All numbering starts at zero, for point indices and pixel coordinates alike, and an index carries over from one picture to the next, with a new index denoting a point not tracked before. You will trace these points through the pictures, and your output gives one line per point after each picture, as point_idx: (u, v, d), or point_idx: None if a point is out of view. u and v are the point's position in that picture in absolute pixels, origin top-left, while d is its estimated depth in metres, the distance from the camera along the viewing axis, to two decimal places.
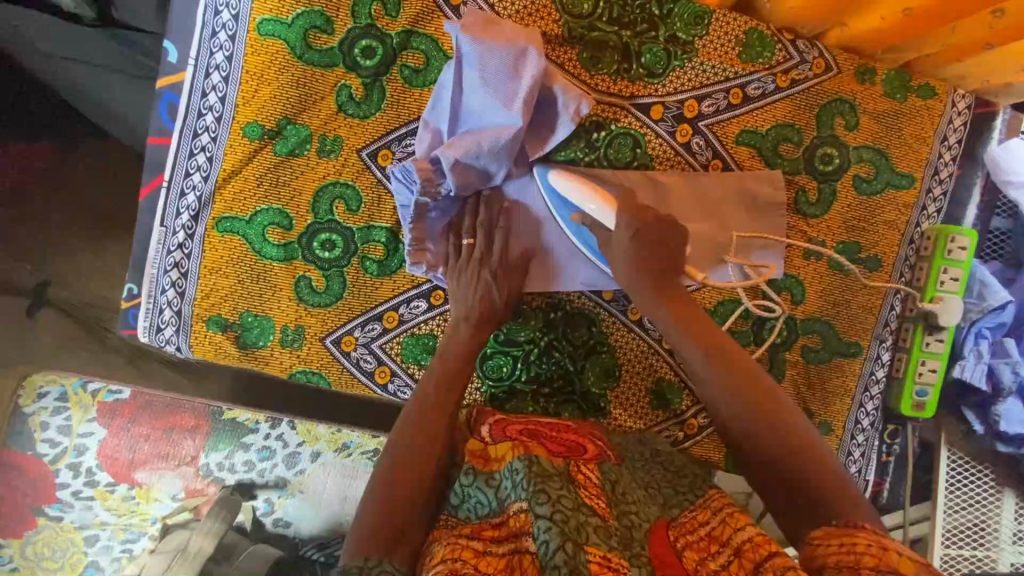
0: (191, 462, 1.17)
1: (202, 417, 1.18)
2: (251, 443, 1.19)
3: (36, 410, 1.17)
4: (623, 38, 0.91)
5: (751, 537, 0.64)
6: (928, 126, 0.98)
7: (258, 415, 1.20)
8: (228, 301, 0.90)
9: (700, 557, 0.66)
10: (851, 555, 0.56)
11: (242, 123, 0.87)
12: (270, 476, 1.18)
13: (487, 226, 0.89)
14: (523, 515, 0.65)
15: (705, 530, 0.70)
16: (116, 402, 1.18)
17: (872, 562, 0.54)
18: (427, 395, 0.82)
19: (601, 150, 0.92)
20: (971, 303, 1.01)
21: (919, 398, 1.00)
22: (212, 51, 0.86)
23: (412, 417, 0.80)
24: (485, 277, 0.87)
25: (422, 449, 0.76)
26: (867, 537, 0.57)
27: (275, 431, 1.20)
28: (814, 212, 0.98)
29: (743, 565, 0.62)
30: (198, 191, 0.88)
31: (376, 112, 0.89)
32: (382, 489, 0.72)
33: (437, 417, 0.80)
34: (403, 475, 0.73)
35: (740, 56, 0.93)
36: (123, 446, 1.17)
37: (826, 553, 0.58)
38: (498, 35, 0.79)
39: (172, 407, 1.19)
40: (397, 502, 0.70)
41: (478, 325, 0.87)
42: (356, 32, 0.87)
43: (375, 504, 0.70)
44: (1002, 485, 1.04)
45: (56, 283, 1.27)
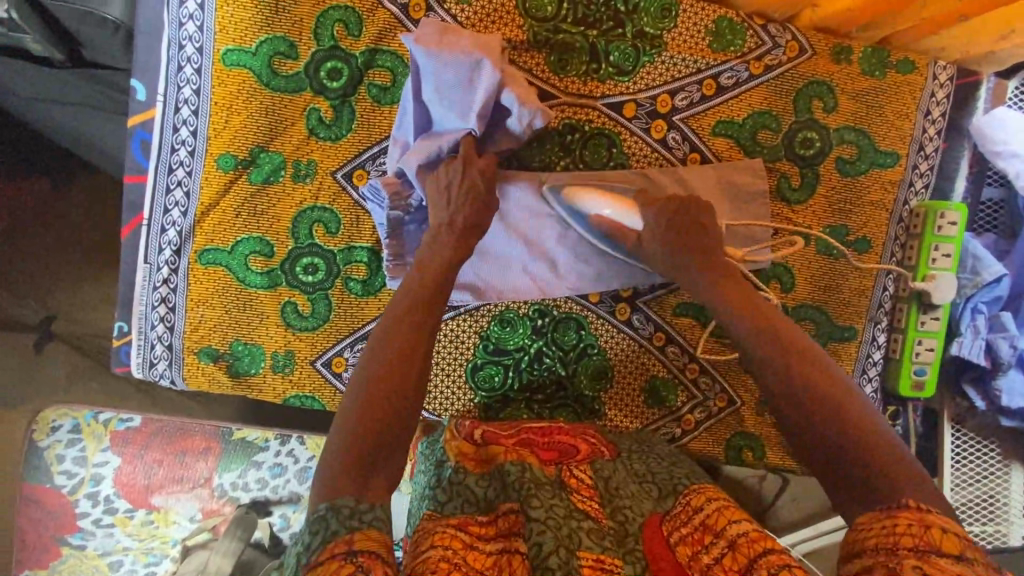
0: (205, 483, 1.20)
1: (213, 439, 1.20)
2: (262, 460, 1.21)
3: (51, 444, 1.18)
4: (590, 38, 0.90)
5: (746, 532, 0.64)
6: (910, 102, 0.96)
7: (268, 433, 1.21)
8: (218, 332, 0.91)
9: (694, 551, 0.66)
10: (891, 537, 0.55)
11: (215, 156, 0.88)
12: (283, 492, 1.21)
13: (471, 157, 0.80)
14: (512, 518, 0.69)
15: (699, 518, 0.69)
16: (128, 431, 1.19)
17: (911, 542, 0.53)
18: (398, 324, 0.72)
19: (575, 153, 0.92)
20: (965, 279, 1.00)
21: (917, 377, 0.99)
22: (180, 86, 0.86)
23: (385, 342, 0.71)
24: (471, 175, 0.80)
25: (397, 382, 0.67)
26: (910, 515, 0.55)
27: (285, 447, 1.22)
28: (797, 197, 0.97)
29: (737, 559, 0.62)
30: (178, 226, 0.89)
31: (347, 133, 0.89)
32: (351, 421, 0.64)
33: (412, 347, 0.71)
34: (374, 407, 0.65)
35: (710, 46, 0.92)
36: (139, 472, 1.19)
37: (865, 538, 0.56)
38: (453, 45, 0.79)
39: (183, 432, 1.20)
40: (370, 435, 0.63)
41: (462, 235, 0.79)
42: (321, 55, 0.87)
43: (346, 435, 0.63)
44: (1010, 459, 1.02)
45: (61, 316, 1.28)
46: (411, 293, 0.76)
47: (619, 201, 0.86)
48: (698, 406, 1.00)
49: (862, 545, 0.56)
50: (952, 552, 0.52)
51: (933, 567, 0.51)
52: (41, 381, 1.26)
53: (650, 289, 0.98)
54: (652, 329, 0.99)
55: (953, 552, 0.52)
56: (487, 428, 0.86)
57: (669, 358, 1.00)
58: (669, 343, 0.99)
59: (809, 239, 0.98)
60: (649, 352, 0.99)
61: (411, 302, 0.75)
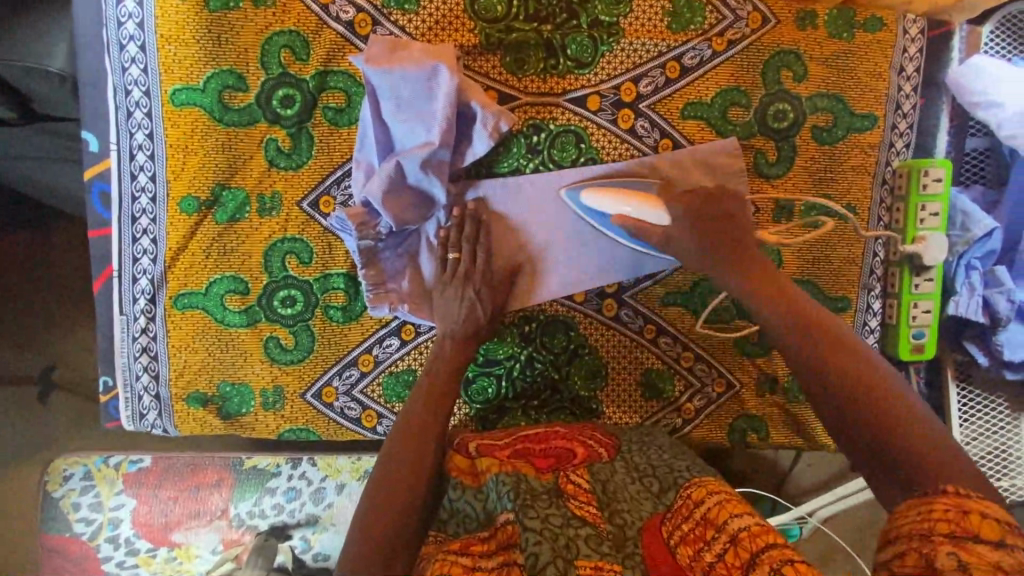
0: (223, 515, 1.18)
1: (224, 470, 1.19)
2: (276, 486, 1.20)
3: (66, 493, 1.17)
4: (544, 33, 0.87)
5: (748, 525, 0.63)
6: (882, 60, 0.93)
7: (278, 458, 1.21)
8: (203, 376, 0.90)
9: (696, 550, 0.64)
10: (924, 523, 0.54)
11: (177, 199, 0.86)
12: (301, 514, 1.19)
13: (471, 239, 0.84)
14: (510, 528, 0.67)
15: (700, 512, 0.67)
16: (140, 472, 1.19)
17: (948, 528, 0.53)
18: (411, 416, 0.78)
19: (543, 153, 0.89)
20: (955, 236, 0.97)
21: (916, 340, 0.97)
22: (132, 132, 0.85)
23: (399, 435, 0.76)
24: (470, 294, 0.83)
25: (413, 473, 0.72)
26: (947, 501, 0.55)
27: (297, 471, 1.21)
28: (775, 172, 0.94)
29: (739, 553, 0.61)
30: (149, 273, 0.88)
31: (308, 159, 0.87)
32: (367, 511, 0.69)
33: (421, 441, 0.75)
34: (389, 497, 0.70)
35: (669, 27, 0.89)
36: (156, 511, 1.17)
37: (902, 522, 0.56)
38: (404, 58, 0.78)
39: (193, 466, 1.20)
40: (385, 524, 0.67)
41: (463, 342, 0.84)
42: (271, 83, 0.85)
43: (367, 524, 0.68)
44: (1020, 411, 1.00)
45: (59, 365, 1.27)
46: (422, 388, 0.81)
47: (642, 200, 0.84)
48: (697, 394, 0.99)
49: (896, 532, 0.56)
50: (991, 538, 0.52)
51: (970, 554, 0.51)
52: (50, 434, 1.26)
53: (633, 282, 0.96)
54: (642, 322, 0.97)
55: (991, 539, 0.52)
56: (485, 438, 0.83)
57: (663, 349, 0.98)
58: (661, 335, 0.98)
59: (792, 213, 0.95)
60: (642, 346, 0.98)
61: (423, 391, 0.80)
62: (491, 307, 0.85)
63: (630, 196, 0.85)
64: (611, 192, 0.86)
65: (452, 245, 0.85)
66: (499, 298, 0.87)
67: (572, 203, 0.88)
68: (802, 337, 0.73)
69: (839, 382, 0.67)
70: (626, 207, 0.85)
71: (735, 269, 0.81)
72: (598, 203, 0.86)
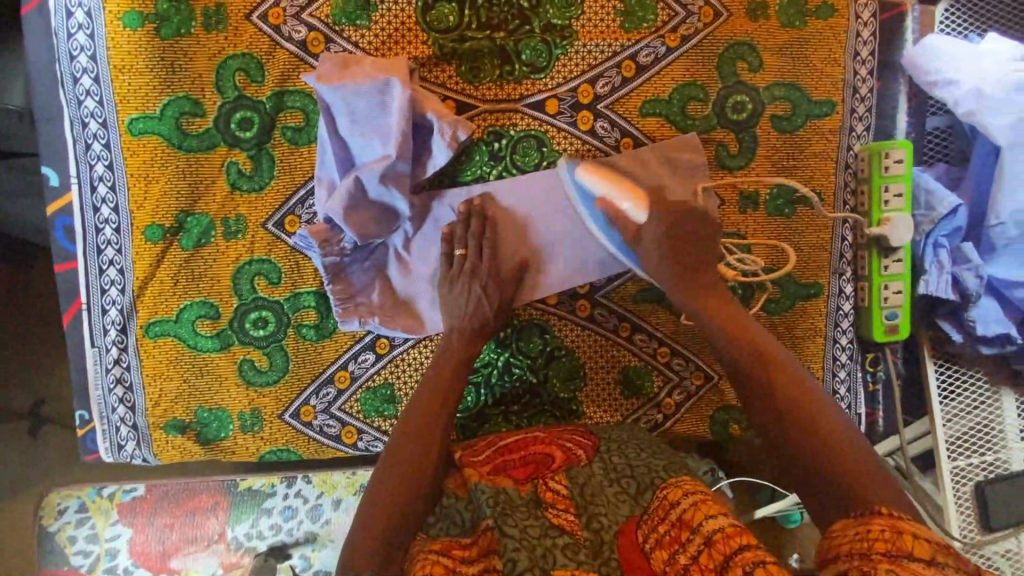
0: (220, 539, 1.13)
1: (218, 493, 1.15)
2: (272, 506, 1.15)
3: (61, 526, 1.12)
4: (497, 40, 0.87)
5: (722, 526, 0.62)
6: (835, 47, 0.94)
7: (272, 478, 1.17)
8: (180, 403, 0.90)
9: (671, 553, 0.64)
10: (863, 542, 0.55)
11: (142, 228, 0.86)
12: (299, 532, 1.14)
13: (477, 235, 0.85)
14: (489, 535, 0.68)
15: (675, 513, 0.67)
16: (135, 500, 1.14)
17: (884, 548, 0.53)
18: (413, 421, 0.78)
19: (505, 159, 0.90)
20: (921, 215, 0.97)
21: (889, 322, 0.98)
22: (92, 164, 0.85)
23: (400, 440, 0.76)
24: (477, 290, 0.83)
25: (411, 479, 0.71)
26: (882, 520, 0.55)
27: (292, 489, 1.16)
28: (737, 163, 0.94)
29: (713, 556, 0.60)
30: (118, 304, 0.88)
31: (270, 180, 0.87)
32: (365, 514, 0.69)
33: (423, 445, 0.75)
34: (385, 504, 0.69)
35: (622, 26, 0.90)
36: (152, 540, 1.12)
37: (839, 543, 0.56)
38: (357, 74, 0.79)
39: (188, 492, 1.15)
40: (384, 525, 0.67)
41: (471, 338, 0.84)
42: (228, 107, 0.85)
43: (366, 524, 0.68)
44: (998, 385, 1.01)
45: (51, 398, 1.22)
46: (424, 394, 0.80)
47: (630, 192, 0.83)
48: (675, 389, 0.99)
49: (837, 551, 0.56)
50: (924, 556, 0.52)
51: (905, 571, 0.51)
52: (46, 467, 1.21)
53: (605, 281, 0.96)
54: (616, 320, 0.97)
55: (924, 556, 0.52)
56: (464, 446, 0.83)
57: (639, 346, 0.98)
58: (636, 332, 0.98)
59: (758, 203, 0.96)
60: (618, 345, 0.98)
61: (426, 397, 0.80)
62: (497, 302, 0.85)
63: (624, 187, 0.83)
64: (605, 176, 0.84)
65: (457, 241, 0.86)
66: (507, 292, 0.86)
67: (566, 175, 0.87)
68: (758, 370, 0.73)
69: (786, 411, 0.69)
70: (613, 194, 0.83)
71: (681, 279, 0.82)
72: (589, 180, 0.84)
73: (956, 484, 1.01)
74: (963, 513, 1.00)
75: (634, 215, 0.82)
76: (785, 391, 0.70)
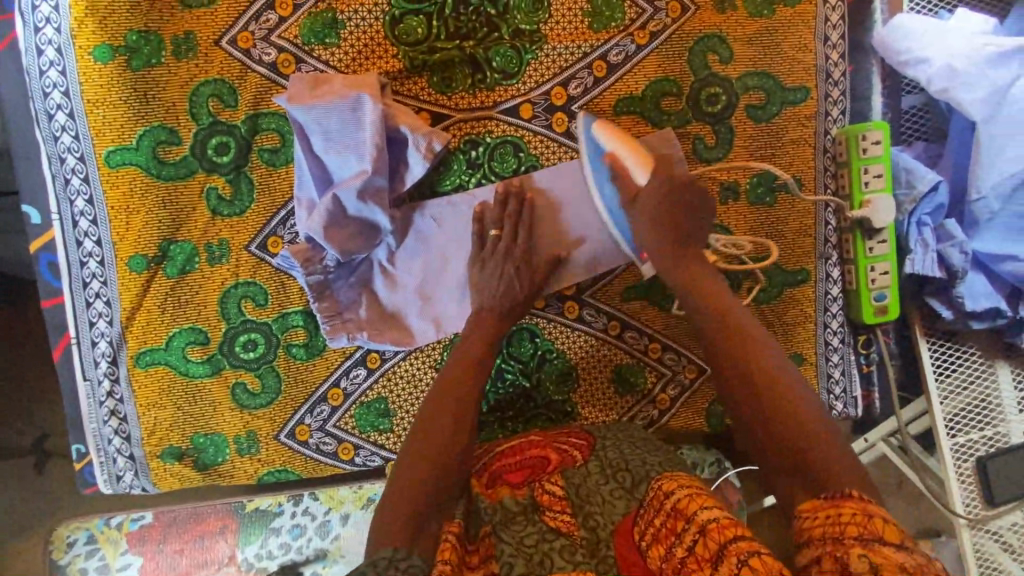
0: (231, 561, 1.10)
1: (227, 515, 1.11)
2: (281, 526, 1.11)
3: (71, 560, 1.08)
4: (467, 49, 0.88)
5: (717, 517, 0.61)
6: (805, 33, 0.94)
7: (279, 497, 1.12)
8: (175, 430, 0.90)
9: (667, 547, 0.63)
10: (837, 527, 0.54)
11: (126, 258, 0.86)
12: (309, 550, 1.10)
13: (515, 217, 0.86)
14: (488, 541, 0.68)
15: (669, 503, 0.66)
16: (143, 529, 1.10)
17: (856, 531, 0.52)
18: (439, 405, 0.74)
19: (484, 167, 0.90)
20: (902, 194, 0.98)
21: (878, 303, 0.98)
22: (72, 199, 0.85)
23: (426, 422, 0.72)
24: (510, 269, 0.84)
25: (437, 456, 0.69)
26: (853, 505, 0.55)
27: (300, 507, 1.12)
28: (715, 155, 0.95)
29: (708, 545, 0.59)
30: (107, 336, 0.88)
31: (251, 203, 0.87)
32: (393, 494, 0.65)
33: (451, 428, 0.71)
34: (414, 481, 0.66)
35: (591, 27, 0.90)
36: (164, 567, 1.09)
37: (811, 527, 0.56)
38: (328, 93, 0.80)
39: (195, 516, 1.11)
40: (415, 504, 0.64)
41: (501, 316, 0.84)
42: (204, 133, 0.85)
43: (397, 503, 0.64)
44: (993, 358, 1.01)
45: (55, 433, 1.20)
46: (447, 378, 0.78)
47: (637, 154, 0.86)
48: (669, 383, 0.99)
49: (809, 535, 0.56)
50: (894, 540, 0.51)
51: (877, 555, 0.49)
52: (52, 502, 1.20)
53: (591, 281, 0.96)
54: (605, 319, 0.97)
55: (895, 541, 0.51)
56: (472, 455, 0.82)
57: (630, 344, 0.98)
58: (626, 330, 0.98)
59: (738, 193, 0.96)
60: (609, 343, 0.98)
61: (451, 380, 0.77)
62: (528, 284, 0.86)
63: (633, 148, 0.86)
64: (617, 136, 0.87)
65: (491, 224, 0.87)
66: (538, 276, 0.87)
67: (582, 128, 0.89)
68: (727, 342, 0.73)
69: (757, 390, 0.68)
70: (623, 151, 0.86)
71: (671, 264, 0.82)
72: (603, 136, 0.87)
73: (958, 460, 1.00)
74: (966, 489, 1.00)
75: (636, 173, 0.85)
76: (759, 373, 0.69)
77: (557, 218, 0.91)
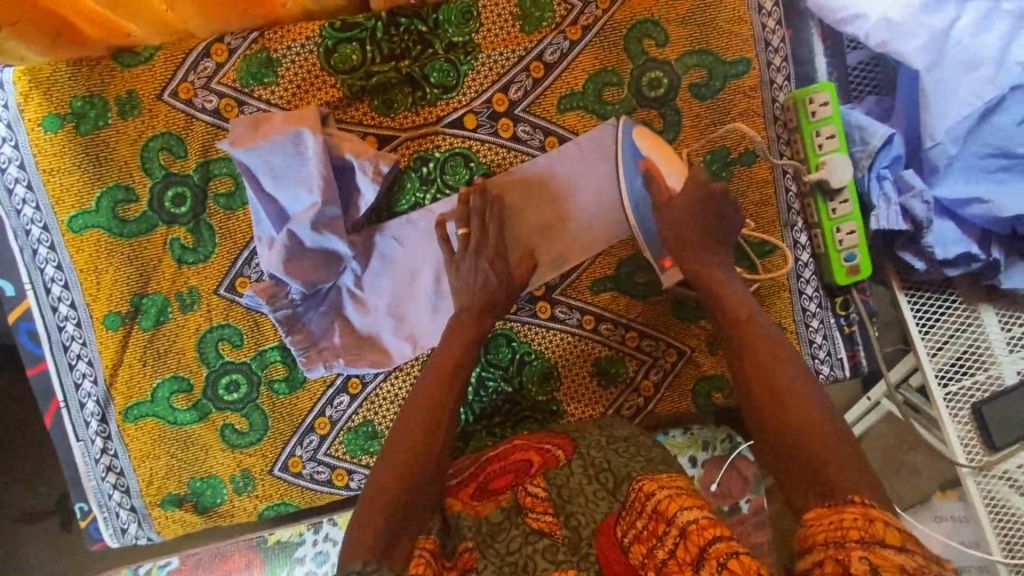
0: None
1: (249, 551, 1.04)
2: (304, 555, 1.03)
3: None
4: (403, 69, 0.89)
5: (697, 518, 0.62)
6: (738, 4, 0.94)
7: (299, 526, 1.05)
8: (172, 478, 0.92)
9: (648, 548, 0.64)
10: (839, 531, 0.54)
11: (101, 317, 0.89)
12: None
13: (481, 212, 0.85)
14: (467, 556, 0.68)
15: (650, 505, 0.67)
16: None
17: (858, 535, 0.52)
18: (410, 425, 0.74)
19: (437, 181, 0.91)
20: (858, 152, 0.97)
21: (849, 263, 0.97)
22: (42, 267, 0.87)
23: (396, 442, 0.73)
24: (484, 265, 0.83)
25: (407, 474, 0.69)
26: (856, 509, 0.55)
27: (321, 534, 1.04)
28: (665, 139, 0.95)
29: (689, 547, 0.60)
30: (94, 395, 0.90)
31: (214, 248, 0.89)
32: (364, 513, 0.66)
33: (421, 447, 0.71)
34: (386, 500, 0.66)
35: (522, 30, 0.91)
36: None
37: (816, 532, 0.55)
38: (268, 132, 0.82)
39: (220, 555, 1.05)
40: (380, 524, 0.64)
41: (478, 314, 0.82)
42: (159, 187, 0.87)
43: (365, 521, 0.65)
44: (974, 302, 1.00)
45: None
46: (417, 396, 0.77)
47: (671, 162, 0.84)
48: (652, 369, 0.99)
49: (813, 540, 0.55)
50: (896, 542, 0.50)
51: (879, 556, 0.49)
52: (74, 558, 1.21)
53: (559, 279, 0.96)
54: (579, 314, 0.98)
55: (896, 543, 0.50)
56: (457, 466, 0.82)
57: (606, 335, 0.99)
58: (601, 322, 0.98)
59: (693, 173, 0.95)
60: (586, 337, 0.98)
61: (424, 397, 0.77)
62: (506, 276, 0.84)
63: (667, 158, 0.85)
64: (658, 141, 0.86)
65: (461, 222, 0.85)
66: (518, 268, 0.86)
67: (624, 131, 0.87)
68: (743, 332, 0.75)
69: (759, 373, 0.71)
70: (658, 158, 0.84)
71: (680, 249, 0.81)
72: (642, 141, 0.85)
73: (953, 408, 0.99)
74: (964, 436, 0.99)
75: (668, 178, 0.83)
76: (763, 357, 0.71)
77: (529, 213, 0.91)
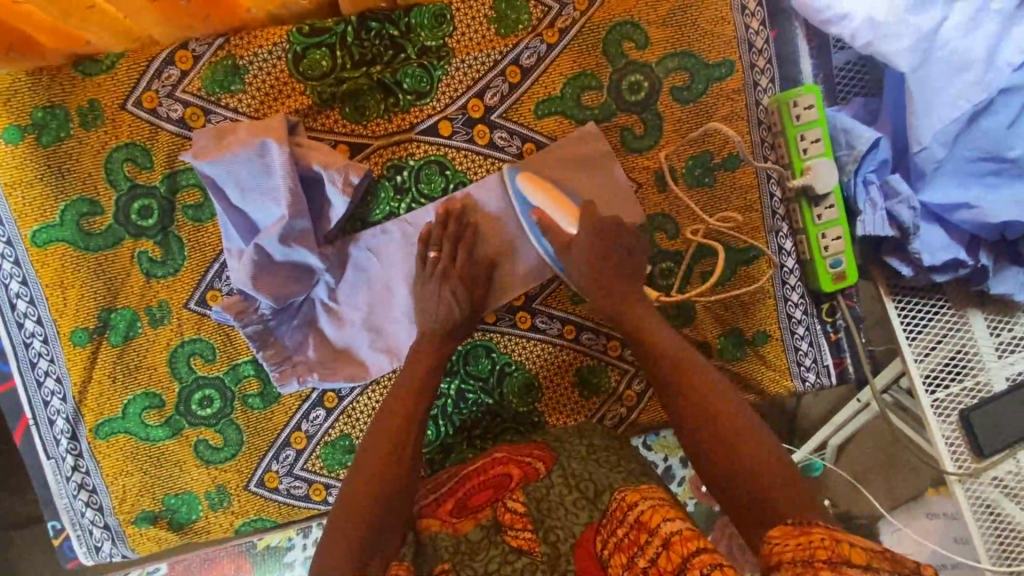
0: None
1: (238, 556, 0.99)
2: (294, 560, 1.00)
3: None
4: (375, 75, 0.86)
5: (680, 529, 0.58)
6: (720, 5, 0.91)
7: (288, 532, 0.99)
8: (146, 495, 0.91)
9: (629, 557, 0.61)
10: (806, 551, 0.49)
11: (69, 333, 0.87)
12: None
13: (452, 237, 0.84)
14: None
15: (633, 516, 0.64)
16: None
17: (825, 554, 0.48)
18: (379, 436, 0.73)
19: (411, 190, 0.89)
20: (844, 155, 0.95)
21: (835, 270, 0.95)
22: (6, 283, 0.85)
23: (366, 455, 0.72)
24: (447, 294, 0.82)
25: (380, 488, 0.68)
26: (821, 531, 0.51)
27: (313, 538, 1.00)
28: (645, 144, 0.92)
29: (671, 557, 0.57)
30: (63, 412, 0.88)
31: (183, 260, 0.86)
32: (336, 533, 0.65)
33: (392, 459, 0.71)
34: (359, 518, 0.66)
35: (498, 33, 0.88)
36: None
37: (783, 551, 0.51)
38: (233, 143, 0.80)
39: (208, 561, 1.00)
40: (352, 542, 0.64)
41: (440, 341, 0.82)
42: (125, 199, 0.85)
43: (338, 541, 0.64)
44: (963, 307, 0.97)
45: None
46: (386, 407, 0.77)
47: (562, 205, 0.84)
48: (635, 378, 0.98)
49: (779, 559, 0.51)
50: (863, 562, 0.46)
51: None
52: None
53: (539, 289, 0.94)
54: (559, 324, 0.96)
55: (861, 562, 0.47)
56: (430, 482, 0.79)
57: (588, 345, 0.97)
58: (582, 332, 0.97)
59: (675, 178, 0.93)
60: (567, 347, 0.97)
61: (391, 405, 0.77)
62: (467, 306, 0.83)
63: (556, 199, 0.84)
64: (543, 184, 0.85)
65: (432, 243, 0.84)
66: (479, 296, 0.85)
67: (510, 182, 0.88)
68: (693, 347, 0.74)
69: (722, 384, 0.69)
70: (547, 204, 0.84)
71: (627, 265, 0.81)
72: (529, 189, 0.85)
73: (942, 416, 0.96)
74: (953, 444, 0.96)
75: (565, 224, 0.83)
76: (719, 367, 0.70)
77: (511, 228, 0.89)
